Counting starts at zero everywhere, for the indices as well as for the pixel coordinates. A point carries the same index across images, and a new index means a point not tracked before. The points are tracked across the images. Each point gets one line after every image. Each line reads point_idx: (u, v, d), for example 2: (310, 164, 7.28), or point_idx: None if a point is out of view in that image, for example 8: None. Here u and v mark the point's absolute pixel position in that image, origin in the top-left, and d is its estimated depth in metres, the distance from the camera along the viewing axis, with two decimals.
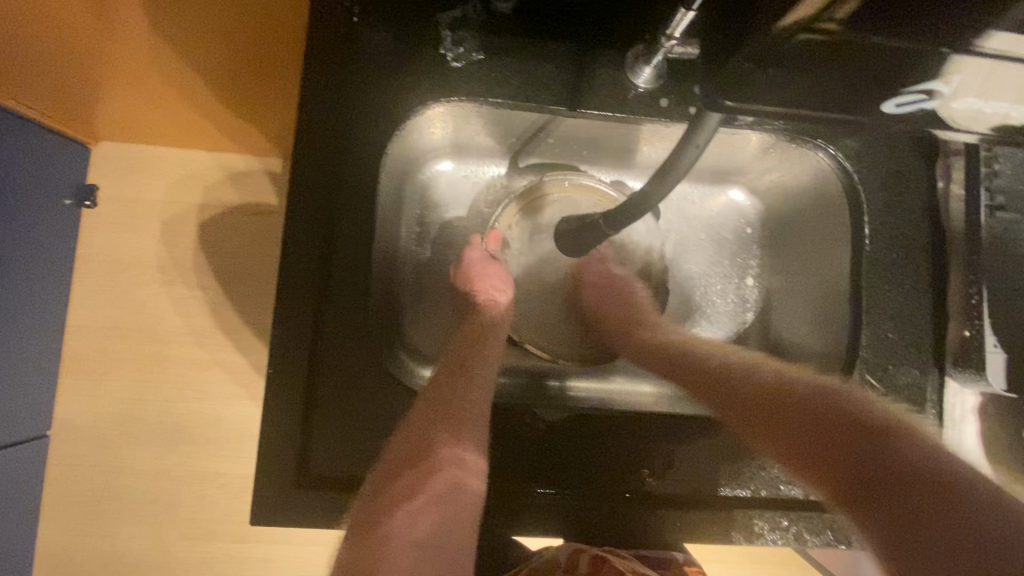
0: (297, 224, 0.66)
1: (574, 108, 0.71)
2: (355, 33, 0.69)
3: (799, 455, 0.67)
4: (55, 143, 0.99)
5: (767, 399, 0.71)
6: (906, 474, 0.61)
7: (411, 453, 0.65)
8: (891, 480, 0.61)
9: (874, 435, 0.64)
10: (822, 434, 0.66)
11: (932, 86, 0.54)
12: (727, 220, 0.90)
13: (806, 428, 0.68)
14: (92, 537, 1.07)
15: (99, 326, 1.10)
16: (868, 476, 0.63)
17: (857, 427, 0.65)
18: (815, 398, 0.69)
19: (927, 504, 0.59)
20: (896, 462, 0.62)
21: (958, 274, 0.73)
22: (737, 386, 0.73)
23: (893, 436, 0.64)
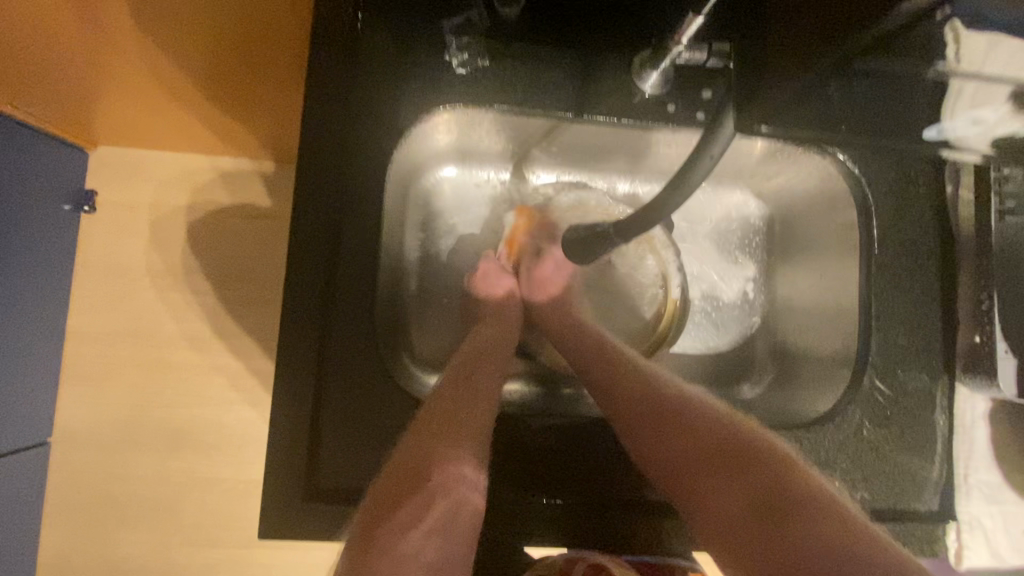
0: (301, 234, 0.65)
1: (581, 116, 0.72)
2: (357, 41, 0.68)
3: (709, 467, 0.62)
4: (53, 147, 0.98)
5: (687, 416, 0.66)
6: (818, 522, 0.55)
7: (405, 479, 0.61)
8: (796, 518, 0.56)
9: (773, 468, 0.60)
10: (727, 449, 0.63)
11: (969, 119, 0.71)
12: (733, 223, 0.90)
13: (706, 444, 0.63)
14: (95, 542, 1.07)
15: (99, 332, 1.09)
16: (776, 503, 0.58)
17: (770, 460, 0.61)
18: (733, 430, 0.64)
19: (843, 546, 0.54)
20: (805, 506, 0.57)
21: (967, 280, 0.73)
22: (690, 418, 0.66)
23: (790, 475, 0.60)
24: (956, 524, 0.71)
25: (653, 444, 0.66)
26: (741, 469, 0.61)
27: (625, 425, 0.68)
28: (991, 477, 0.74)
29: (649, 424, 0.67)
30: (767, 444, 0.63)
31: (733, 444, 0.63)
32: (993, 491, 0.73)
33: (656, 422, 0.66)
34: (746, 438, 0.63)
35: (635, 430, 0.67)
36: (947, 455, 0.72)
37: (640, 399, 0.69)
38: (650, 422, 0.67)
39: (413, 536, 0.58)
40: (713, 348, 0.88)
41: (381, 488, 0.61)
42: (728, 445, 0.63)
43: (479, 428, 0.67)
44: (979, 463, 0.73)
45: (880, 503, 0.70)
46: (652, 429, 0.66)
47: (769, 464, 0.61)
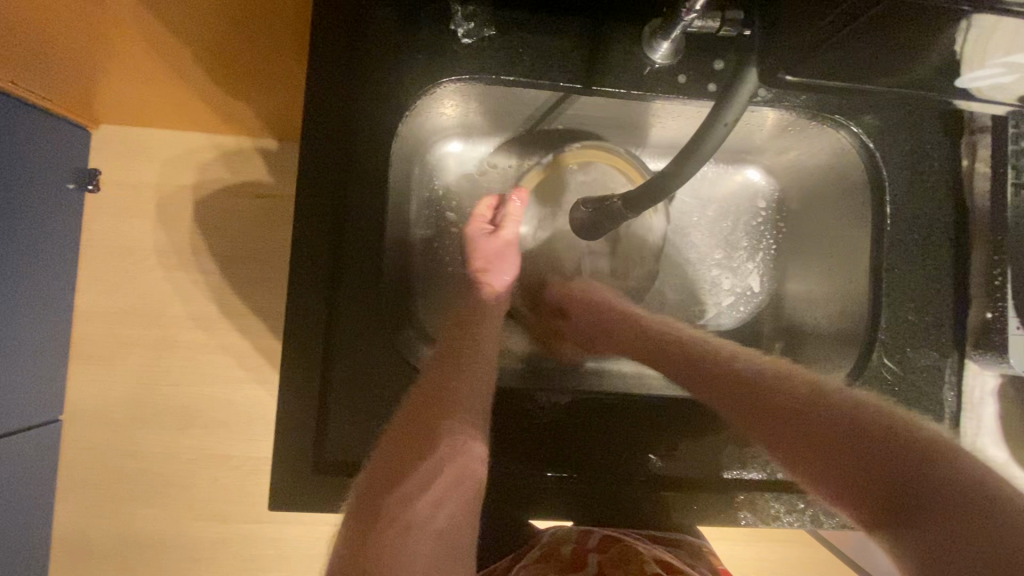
0: (308, 209, 0.65)
1: (590, 87, 0.69)
2: (362, 11, 0.67)
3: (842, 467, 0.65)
4: (56, 126, 0.97)
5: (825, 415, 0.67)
6: (952, 507, 0.59)
7: (417, 440, 0.66)
8: (965, 510, 0.59)
9: (916, 460, 0.62)
10: (861, 445, 0.65)
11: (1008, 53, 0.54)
12: (741, 200, 0.89)
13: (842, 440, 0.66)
14: (109, 517, 1.09)
15: (106, 311, 1.09)
16: (954, 505, 0.59)
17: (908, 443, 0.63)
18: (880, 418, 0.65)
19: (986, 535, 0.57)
20: (945, 490, 0.60)
21: (981, 255, 0.72)
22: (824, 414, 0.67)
23: (935, 462, 0.62)
24: None
25: (788, 436, 0.68)
26: (907, 454, 0.63)
27: (744, 415, 0.70)
28: (997, 453, 0.74)
29: (791, 417, 0.69)
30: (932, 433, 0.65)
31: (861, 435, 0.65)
32: (999, 467, 0.74)
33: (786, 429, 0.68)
34: (875, 434, 0.64)
35: (770, 423, 0.70)
36: (954, 432, 0.72)
37: (783, 393, 0.71)
38: (796, 415, 0.69)
39: (417, 504, 0.64)
40: (719, 325, 0.88)
41: (378, 457, 0.64)
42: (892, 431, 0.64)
43: (471, 401, 0.69)
44: (986, 440, 0.73)
45: None
46: (790, 421, 0.69)
47: (909, 457, 0.63)
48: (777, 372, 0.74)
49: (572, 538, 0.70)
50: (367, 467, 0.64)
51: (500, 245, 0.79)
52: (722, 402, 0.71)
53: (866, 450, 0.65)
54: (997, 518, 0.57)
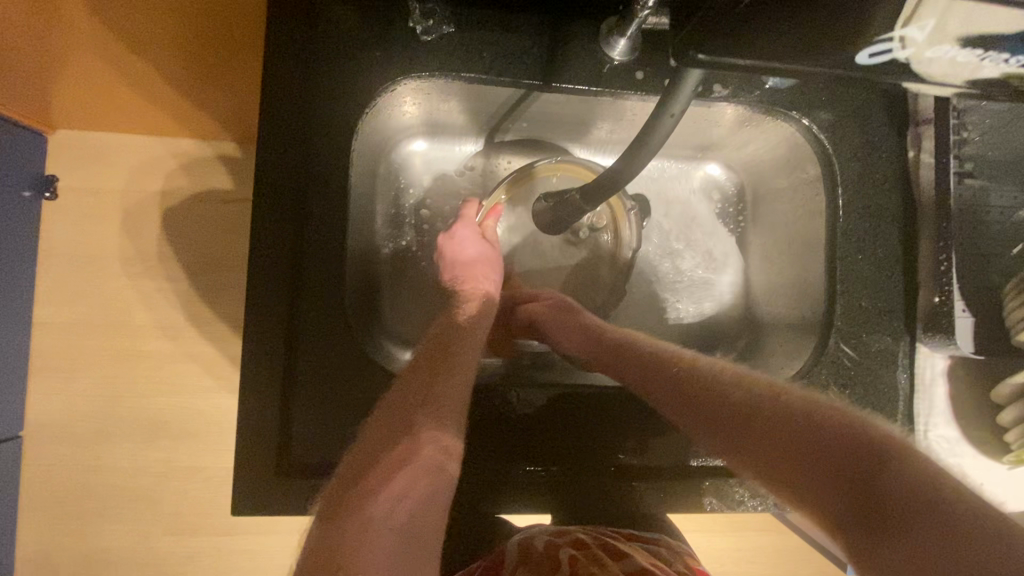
0: (267, 207, 0.64)
1: (549, 83, 0.69)
2: (319, 10, 0.67)
3: (782, 471, 0.58)
4: (8, 132, 0.94)
5: (746, 412, 0.63)
6: (912, 510, 0.50)
7: (391, 429, 0.62)
8: (933, 517, 0.49)
9: (867, 462, 0.54)
10: (792, 443, 0.58)
11: (906, 33, 0.45)
12: (703, 195, 0.91)
13: (772, 443, 0.60)
14: (72, 535, 1.05)
15: (66, 322, 1.06)
16: (905, 509, 0.50)
17: (837, 437, 0.57)
18: (808, 415, 0.60)
19: (953, 534, 0.48)
20: (901, 493, 0.51)
21: (928, 241, 0.74)
22: (767, 416, 0.61)
23: (889, 462, 0.53)
24: None
25: (745, 443, 0.62)
26: (858, 457, 0.55)
27: (704, 421, 0.65)
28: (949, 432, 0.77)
29: (736, 425, 0.63)
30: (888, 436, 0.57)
31: (790, 434, 0.59)
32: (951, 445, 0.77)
33: (736, 440, 0.62)
34: (828, 426, 0.58)
35: (719, 429, 0.64)
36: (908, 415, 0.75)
37: (724, 402, 0.65)
38: (737, 421, 0.63)
39: (380, 500, 0.55)
40: (685, 318, 0.90)
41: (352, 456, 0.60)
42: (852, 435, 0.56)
43: (454, 401, 0.66)
44: (939, 419, 0.76)
45: None
46: (740, 428, 0.62)
47: (860, 458, 0.55)
48: (707, 373, 0.69)
49: (547, 534, 0.67)
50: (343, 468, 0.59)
51: (472, 257, 0.79)
52: (666, 406, 0.68)
53: (813, 457, 0.57)
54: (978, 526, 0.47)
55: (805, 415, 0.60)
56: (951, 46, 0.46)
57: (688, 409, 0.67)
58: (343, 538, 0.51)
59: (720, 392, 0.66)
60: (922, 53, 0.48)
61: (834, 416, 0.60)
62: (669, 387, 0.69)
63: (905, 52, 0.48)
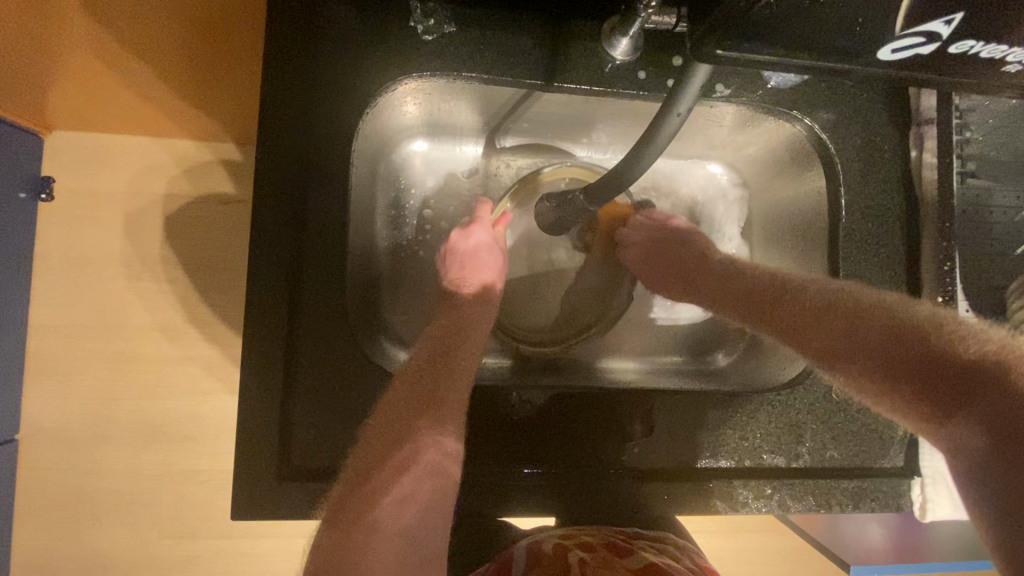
0: (267, 208, 0.63)
1: (551, 83, 0.69)
2: (319, 9, 0.66)
3: (880, 369, 0.65)
4: (4, 132, 0.93)
5: (881, 326, 0.66)
6: (1006, 417, 0.56)
7: (387, 433, 0.62)
8: (1017, 423, 0.55)
9: (966, 376, 0.60)
10: (898, 350, 0.65)
11: (936, 28, 0.47)
12: (704, 195, 0.91)
13: (878, 349, 0.66)
14: (69, 540, 1.04)
15: (64, 325, 1.05)
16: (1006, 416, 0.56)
17: (926, 344, 0.64)
18: (915, 330, 0.65)
19: None
20: (1007, 400, 0.57)
21: (931, 242, 0.74)
22: (861, 329, 0.67)
23: (976, 379, 0.59)
24: (919, 479, 0.74)
25: (870, 357, 0.66)
26: (960, 373, 0.60)
27: (786, 329, 0.71)
28: None
29: (825, 333, 0.68)
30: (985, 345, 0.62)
31: (901, 344, 0.65)
32: None
33: (833, 353, 0.68)
34: (914, 341, 0.64)
35: (811, 342, 0.69)
36: None
37: (815, 313, 0.69)
38: (822, 331, 0.68)
39: (386, 505, 0.57)
40: (688, 318, 0.89)
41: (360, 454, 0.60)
42: (939, 351, 0.62)
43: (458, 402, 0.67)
44: None
45: (846, 463, 0.73)
46: (846, 338, 0.67)
47: (959, 370, 0.61)
48: (798, 283, 0.73)
49: (555, 536, 0.66)
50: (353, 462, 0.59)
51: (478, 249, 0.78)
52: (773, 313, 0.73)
53: (936, 366, 0.62)
54: None
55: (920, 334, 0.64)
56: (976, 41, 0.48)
57: (788, 316, 0.71)
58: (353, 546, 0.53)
59: (812, 302, 0.70)
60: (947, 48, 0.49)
61: (947, 329, 0.64)
62: (766, 299, 0.74)
63: (928, 48, 0.49)
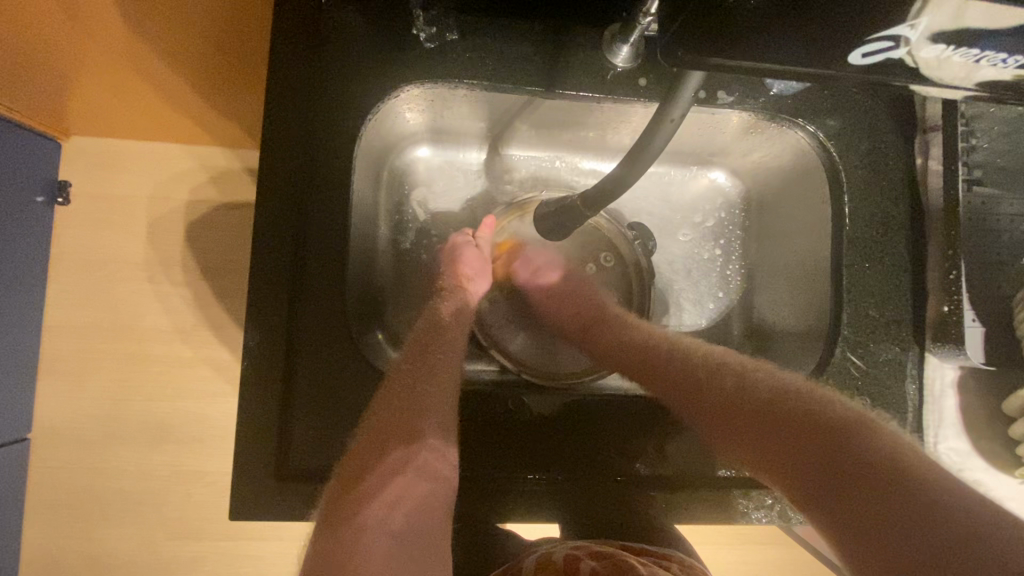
0: (271, 213, 0.64)
1: (552, 90, 0.69)
2: (324, 17, 0.68)
3: (763, 449, 0.64)
4: (23, 137, 0.96)
5: (767, 404, 0.65)
6: (875, 499, 0.56)
7: (377, 439, 0.63)
8: (881, 501, 0.55)
9: (841, 450, 0.59)
10: (791, 426, 0.63)
11: (905, 31, 0.44)
12: (709, 202, 0.90)
13: (772, 429, 0.64)
14: (78, 539, 1.05)
15: (76, 326, 1.07)
16: (880, 495, 0.56)
17: (820, 420, 0.62)
18: (800, 404, 0.64)
19: (924, 532, 0.53)
20: (873, 482, 0.56)
21: (937, 250, 0.73)
22: (744, 396, 0.67)
23: (851, 453, 0.59)
24: None
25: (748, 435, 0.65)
26: (837, 446, 0.60)
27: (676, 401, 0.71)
28: (960, 444, 0.75)
29: (709, 409, 0.68)
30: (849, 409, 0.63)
31: (791, 419, 0.63)
32: (961, 458, 0.75)
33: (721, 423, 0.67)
34: (797, 408, 0.63)
35: (697, 412, 0.69)
36: (916, 425, 0.73)
37: (703, 389, 0.69)
38: (707, 406, 0.68)
39: (373, 507, 0.59)
40: (691, 326, 0.89)
41: (346, 463, 0.62)
42: (821, 422, 0.61)
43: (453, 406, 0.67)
44: (949, 431, 0.74)
45: None
46: (733, 414, 0.67)
47: (836, 446, 0.60)
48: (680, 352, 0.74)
49: (567, 548, 0.65)
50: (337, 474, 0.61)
51: (481, 260, 0.80)
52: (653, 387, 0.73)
53: (808, 445, 0.61)
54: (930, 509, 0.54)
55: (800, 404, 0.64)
56: (950, 45, 0.45)
57: (686, 399, 0.70)
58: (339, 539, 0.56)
59: (704, 381, 0.70)
60: (920, 50, 0.46)
61: (847, 410, 0.63)
62: (674, 373, 0.72)
63: (903, 49, 0.46)
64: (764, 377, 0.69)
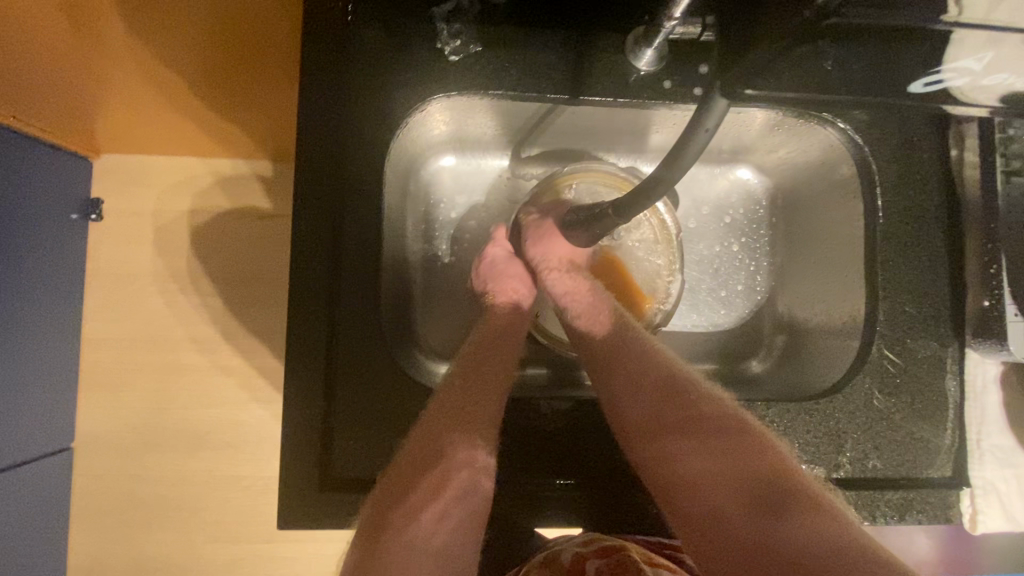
0: (304, 229, 0.66)
1: (576, 97, 0.70)
2: (350, 33, 0.69)
3: (679, 434, 0.65)
4: (58, 157, 0.99)
5: (715, 423, 0.65)
6: (748, 493, 0.59)
7: (424, 456, 0.63)
8: (760, 495, 0.58)
9: (760, 448, 0.62)
10: (730, 445, 0.63)
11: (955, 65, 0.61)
12: (735, 200, 0.90)
13: (708, 446, 0.63)
14: (122, 543, 1.09)
15: (113, 338, 1.11)
16: (768, 493, 0.58)
17: (733, 423, 0.65)
18: (712, 410, 0.67)
19: (765, 536, 0.55)
20: (794, 485, 0.59)
21: (975, 244, 0.72)
22: (682, 391, 0.69)
23: (740, 451, 0.62)
24: (969, 490, 0.71)
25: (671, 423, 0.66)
26: (734, 443, 0.63)
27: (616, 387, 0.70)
28: (1005, 442, 0.73)
29: (645, 394, 0.69)
30: (736, 411, 0.67)
31: (734, 446, 0.63)
32: (1007, 455, 0.73)
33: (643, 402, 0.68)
34: (728, 415, 0.66)
35: (632, 395, 0.69)
36: (959, 422, 0.72)
37: (638, 375, 0.70)
38: (645, 391, 0.69)
39: (420, 520, 0.59)
40: (719, 325, 0.89)
41: (389, 477, 0.62)
42: (726, 424, 0.65)
43: (488, 416, 0.67)
44: (992, 428, 0.72)
45: (891, 473, 0.70)
46: (661, 402, 0.68)
47: (747, 443, 0.63)
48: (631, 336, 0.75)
49: (574, 544, 0.65)
50: (380, 488, 0.61)
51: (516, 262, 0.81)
52: (595, 365, 0.73)
53: (713, 438, 0.64)
54: (801, 509, 0.56)
55: (730, 412, 0.67)
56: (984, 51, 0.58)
57: (641, 412, 0.67)
58: (392, 560, 0.56)
59: (644, 366, 0.71)
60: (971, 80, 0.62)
61: (742, 415, 0.67)
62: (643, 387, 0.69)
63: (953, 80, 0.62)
64: (687, 379, 0.71)
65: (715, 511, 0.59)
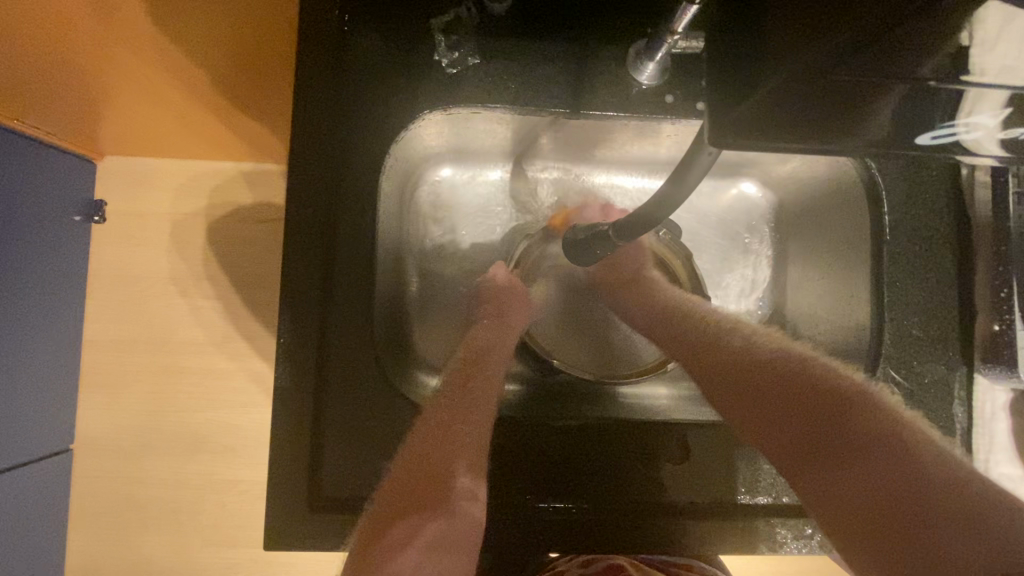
0: (295, 241, 0.64)
1: (577, 111, 0.68)
2: (347, 42, 0.67)
3: (768, 406, 0.66)
4: (61, 158, 0.99)
5: (798, 386, 0.66)
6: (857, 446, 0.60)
7: (411, 480, 0.62)
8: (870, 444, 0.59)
9: (845, 404, 0.63)
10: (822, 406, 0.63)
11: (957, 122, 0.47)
12: (741, 215, 0.88)
13: (797, 408, 0.65)
14: (119, 546, 1.09)
15: (113, 340, 1.10)
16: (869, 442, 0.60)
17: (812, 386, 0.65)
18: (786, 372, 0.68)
19: (891, 484, 0.57)
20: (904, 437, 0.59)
21: (985, 268, 0.70)
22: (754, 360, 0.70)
23: (837, 409, 0.63)
24: None
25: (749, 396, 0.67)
26: (831, 408, 0.63)
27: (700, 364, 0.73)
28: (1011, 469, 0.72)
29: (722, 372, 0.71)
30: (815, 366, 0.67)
31: (828, 403, 0.63)
32: (1016, 484, 0.71)
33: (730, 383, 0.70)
34: (810, 375, 0.66)
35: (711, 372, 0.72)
36: (965, 449, 0.70)
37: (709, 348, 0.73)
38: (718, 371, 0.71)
39: (409, 552, 0.59)
40: None
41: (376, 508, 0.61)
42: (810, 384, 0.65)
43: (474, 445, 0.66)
44: (1000, 456, 0.71)
45: None
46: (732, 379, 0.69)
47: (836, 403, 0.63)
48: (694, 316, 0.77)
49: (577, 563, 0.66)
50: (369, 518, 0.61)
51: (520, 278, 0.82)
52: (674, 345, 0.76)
53: (807, 406, 0.64)
54: (911, 451, 0.58)
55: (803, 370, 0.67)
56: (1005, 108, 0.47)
57: (774, 427, 0.65)
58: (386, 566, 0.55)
59: (714, 342, 0.73)
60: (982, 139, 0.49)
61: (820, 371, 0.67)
62: (800, 416, 0.64)
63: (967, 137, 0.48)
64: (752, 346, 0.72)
65: (829, 471, 0.61)
